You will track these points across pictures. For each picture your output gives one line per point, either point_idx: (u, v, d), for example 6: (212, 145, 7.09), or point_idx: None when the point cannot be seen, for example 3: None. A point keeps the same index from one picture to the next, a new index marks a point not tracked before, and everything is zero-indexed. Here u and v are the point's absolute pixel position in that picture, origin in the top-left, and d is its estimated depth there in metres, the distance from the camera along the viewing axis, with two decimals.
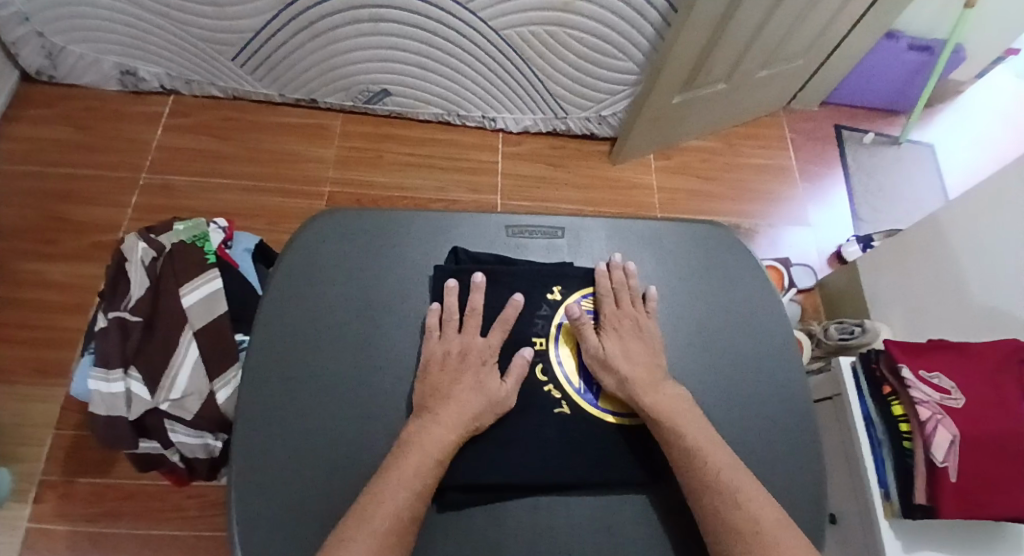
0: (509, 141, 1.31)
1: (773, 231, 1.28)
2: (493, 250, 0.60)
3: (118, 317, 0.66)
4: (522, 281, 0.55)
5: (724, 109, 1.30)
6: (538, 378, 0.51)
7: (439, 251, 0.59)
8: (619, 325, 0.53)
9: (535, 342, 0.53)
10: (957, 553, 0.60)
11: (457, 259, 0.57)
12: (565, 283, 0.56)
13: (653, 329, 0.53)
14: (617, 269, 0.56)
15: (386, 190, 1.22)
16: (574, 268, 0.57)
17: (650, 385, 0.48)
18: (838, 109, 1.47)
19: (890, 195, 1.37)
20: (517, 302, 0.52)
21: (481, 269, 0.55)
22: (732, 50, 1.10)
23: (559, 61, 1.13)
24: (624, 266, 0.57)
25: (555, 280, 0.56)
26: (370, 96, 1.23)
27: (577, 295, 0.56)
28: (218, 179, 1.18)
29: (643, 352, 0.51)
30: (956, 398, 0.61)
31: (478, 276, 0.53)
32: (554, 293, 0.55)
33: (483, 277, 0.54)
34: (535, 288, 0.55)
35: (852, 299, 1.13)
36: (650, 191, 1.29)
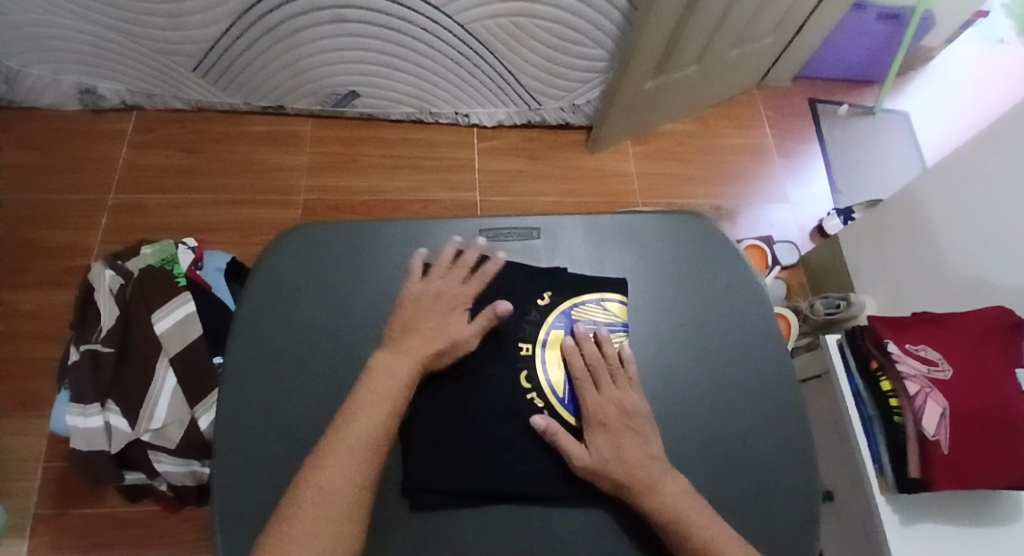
0: (484, 136, 1.29)
1: (754, 211, 1.28)
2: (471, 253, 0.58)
3: (90, 350, 0.64)
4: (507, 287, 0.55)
5: (698, 91, 1.28)
6: (522, 385, 0.49)
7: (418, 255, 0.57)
8: (607, 417, 0.46)
9: (522, 346, 0.51)
10: (951, 525, 0.62)
11: (451, 258, 0.57)
12: (555, 288, 0.55)
13: (642, 409, 0.47)
14: (587, 341, 0.51)
15: (363, 194, 1.20)
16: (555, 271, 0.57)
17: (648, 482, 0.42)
18: (812, 83, 1.47)
19: (866, 165, 1.37)
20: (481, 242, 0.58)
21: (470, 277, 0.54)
22: (701, 31, 1.10)
23: (529, 52, 1.11)
24: (594, 337, 0.51)
25: (545, 285, 0.55)
26: (338, 99, 1.21)
27: (566, 304, 0.54)
28: (189, 195, 1.15)
29: (636, 447, 0.44)
30: (943, 369, 0.61)
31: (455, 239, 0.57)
32: (544, 299, 0.54)
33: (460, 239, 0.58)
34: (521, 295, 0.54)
35: (835, 274, 1.13)
36: (629, 178, 1.28)
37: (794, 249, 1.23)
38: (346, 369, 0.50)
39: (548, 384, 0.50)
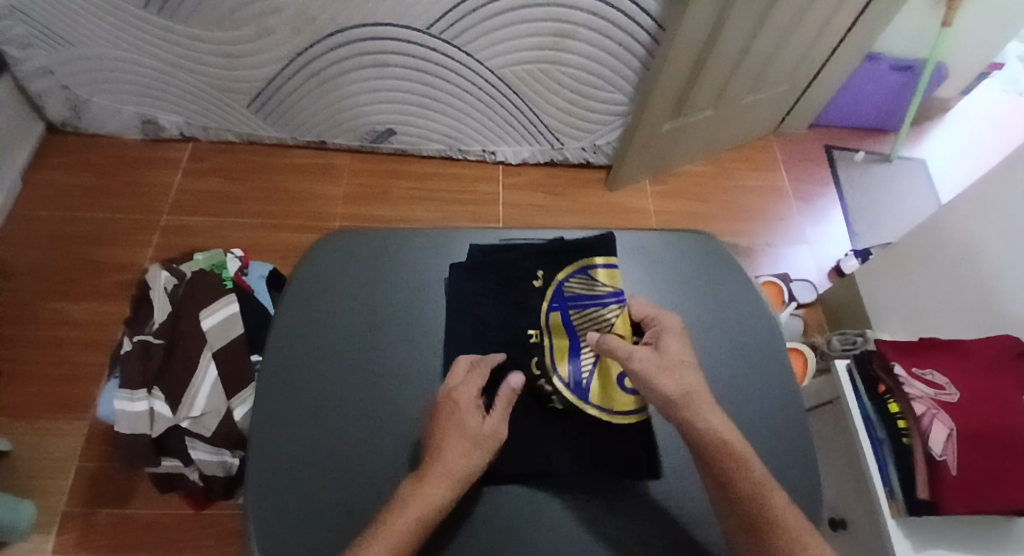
0: (509, 172, 1.37)
1: (772, 250, 1.31)
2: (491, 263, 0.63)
3: (142, 341, 0.70)
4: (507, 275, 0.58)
5: (715, 134, 1.35)
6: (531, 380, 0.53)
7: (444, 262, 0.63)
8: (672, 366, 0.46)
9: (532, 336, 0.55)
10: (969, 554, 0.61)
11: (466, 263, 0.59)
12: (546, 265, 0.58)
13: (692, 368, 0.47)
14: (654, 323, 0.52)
15: (394, 222, 1.28)
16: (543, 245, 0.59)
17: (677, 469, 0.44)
18: (827, 130, 1.51)
19: (884, 209, 1.39)
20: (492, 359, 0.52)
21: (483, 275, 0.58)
22: (716, 78, 1.17)
23: (553, 96, 1.20)
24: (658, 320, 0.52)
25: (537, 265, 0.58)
26: (376, 136, 1.30)
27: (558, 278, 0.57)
28: (234, 219, 1.25)
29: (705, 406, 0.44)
30: (951, 391, 0.62)
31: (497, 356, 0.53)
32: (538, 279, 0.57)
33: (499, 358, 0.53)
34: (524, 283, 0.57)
35: (852, 312, 1.14)
36: (647, 215, 1.33)
37: (812, 287, 1.24)
38: (374, 361, 0.55)
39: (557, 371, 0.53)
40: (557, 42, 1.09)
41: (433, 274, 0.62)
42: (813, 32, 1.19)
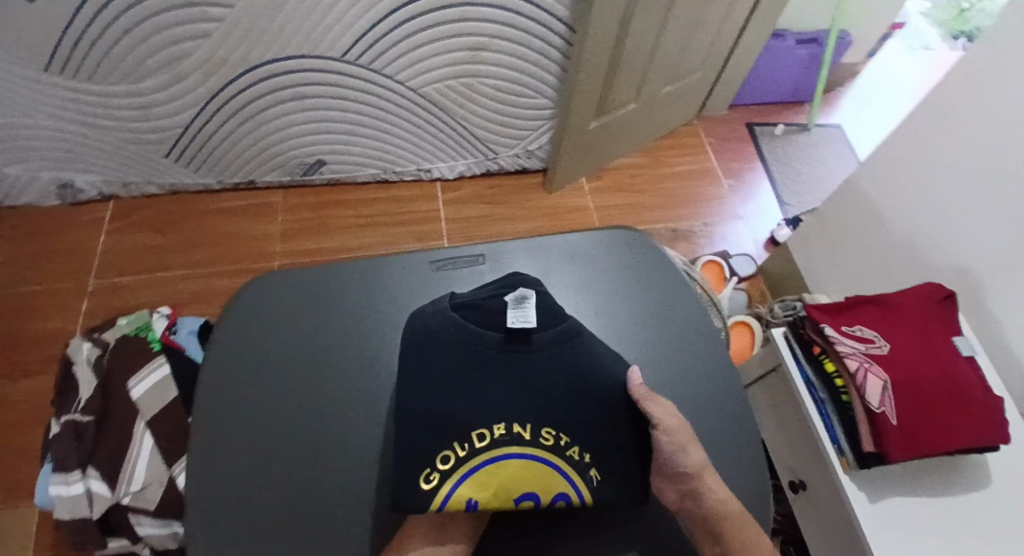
0: (447, 188, 1.36)
1: (710, 229, 1.35)
2: (420, 287, 0.63)
3: (70, 420, 0.68)
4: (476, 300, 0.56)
5: (642, 126, 1.38)
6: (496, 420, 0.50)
7: (376, 291, 0.62)
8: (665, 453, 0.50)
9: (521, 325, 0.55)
10: (927, 499, 0.64)
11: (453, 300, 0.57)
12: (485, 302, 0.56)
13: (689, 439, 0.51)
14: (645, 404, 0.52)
15: (336, 252, 1.25)
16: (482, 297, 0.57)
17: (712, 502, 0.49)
18: (747, 109, 1.57)
19: (809, 177, 1.45)
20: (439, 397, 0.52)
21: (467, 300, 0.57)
22: (633, 72, 1.20)
23: (478, 107, 1.21)
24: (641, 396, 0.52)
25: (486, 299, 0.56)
26: (305, 168, 1.28)
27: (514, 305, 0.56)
28: (168, 272, 1.20)
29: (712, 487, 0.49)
30: (881, 344, 0.66)
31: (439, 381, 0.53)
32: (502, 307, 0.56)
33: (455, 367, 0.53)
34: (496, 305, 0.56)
35: (790, 280, 1.19)
36: (588, 212, 1.35)
37: (751, 260, 1.28)
38: (316, 405, 0.54)
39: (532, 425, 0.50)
40: (474, 55, 1.10)
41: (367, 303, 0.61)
42: (718, 19, 1.24)
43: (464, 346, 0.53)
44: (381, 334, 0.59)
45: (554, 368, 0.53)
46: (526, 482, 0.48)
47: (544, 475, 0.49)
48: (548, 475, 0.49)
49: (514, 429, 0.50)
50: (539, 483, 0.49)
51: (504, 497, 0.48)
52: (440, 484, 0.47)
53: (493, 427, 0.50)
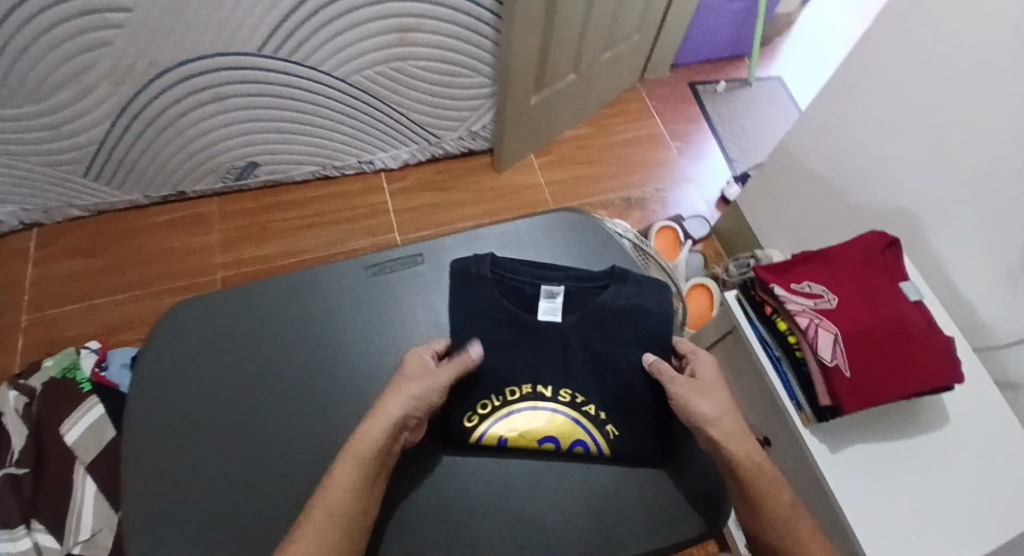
0: (393, 179, 1.32)
1: (663, 194, 1.35)
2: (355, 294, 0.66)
3: (6, 474, 0.72)
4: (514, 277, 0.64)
5: (585, 96, 1.36)
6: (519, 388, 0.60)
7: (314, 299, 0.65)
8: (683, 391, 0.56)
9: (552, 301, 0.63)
10: (883, 445, 0.67)
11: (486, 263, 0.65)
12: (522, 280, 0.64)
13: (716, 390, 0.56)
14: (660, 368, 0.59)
15: (282, 258, 1.20)
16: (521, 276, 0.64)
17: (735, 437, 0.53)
18: (688, 69, 1.56)
19: (754, 131, 1.46)
20: (469, 358, 0.57)
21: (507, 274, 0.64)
22: (569, 42, 1.17)
23: (414, 92, 1.16)
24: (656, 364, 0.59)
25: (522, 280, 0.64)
26: (239, 172, 1.21)
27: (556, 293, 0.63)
28: (105, 298, 1.13)
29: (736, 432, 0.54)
30: (830, 299, 0.68)
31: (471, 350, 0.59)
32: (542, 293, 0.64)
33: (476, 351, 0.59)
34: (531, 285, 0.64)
35: (742, 237, 1.21)
36: (540, 188, 1.34)
37: (704, 222, 1.28)
38: (265, 423, 0.56)
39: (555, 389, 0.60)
40: (402, 37, 1.04)
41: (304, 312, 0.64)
42: None
43: (498, 315, 0.62)
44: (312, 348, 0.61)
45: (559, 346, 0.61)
46: (547, 428, 0.58)
47: (564, 425, 0.58)
48: (570, 424, 0.58)
49: (539, 388, 0.60)
50: (560, 431, 0.58)
51: (529, 437, 0.58)
52: (475, 423, 0.58)
53: (522, 385, 0.60)
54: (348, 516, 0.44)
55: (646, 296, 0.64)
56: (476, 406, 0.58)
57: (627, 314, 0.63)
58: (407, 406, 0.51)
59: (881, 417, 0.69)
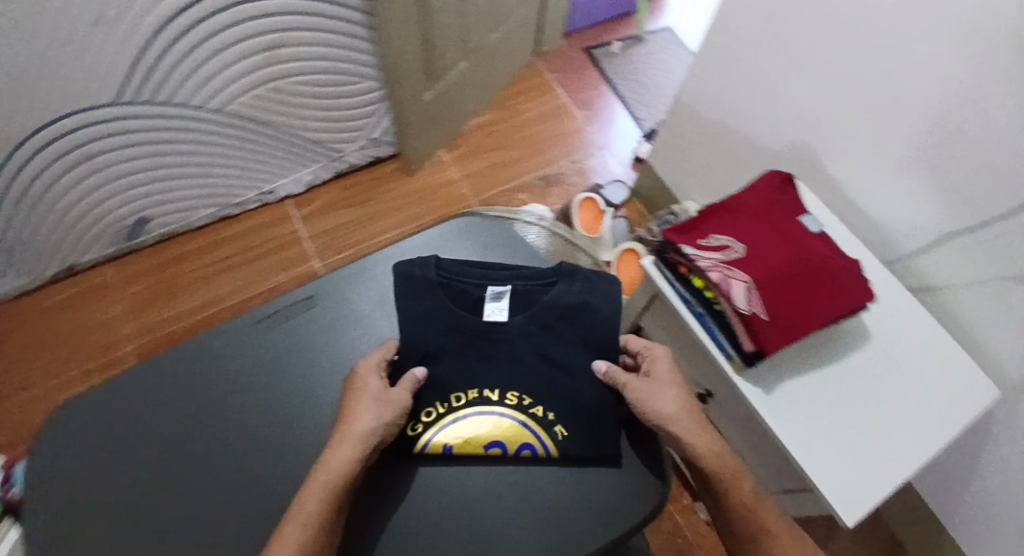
0: (301, 204, 1.26)
1: (579, 165, 1.35)
2: (284, 343, 0.64)
3: None
4: (456, 278, 0.63)
5: (482, 82, 1.33)
6: (459, 397, 0.59)
7: (214, 359, 0.63)
8: (644, 395, 0.57)
9: (491, 303, 0.63)
10: (812, 376, 0.70)
11: (437, 262, 0.64)
12: (464, 280, 0.64)
13: (675, 388, 0.58)
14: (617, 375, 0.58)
15: (199, 311, 1.14)
16: (466, 278, 0.64)
17: (693, 426, 0.56)
18: (580, 35, 1.55)
19: (655, 86, 1.47)
20: (416, 376, 0.58)
21: (452, 274, 0.63)
22: (451, 31, 1.13)
23: (300, 110, 1.10)
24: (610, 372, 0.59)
25: (466, 283, 0.63)
26: (131, 231, 1.13)
27: (494, 296, 0.63)
28: (14, 397, 1.04)
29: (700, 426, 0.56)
30: (737, 248, 0.69)
31: (420, 369, 0.59)
32: (487, 295, 0.63)
33: (422, 369, 0.59)
34: (475, 286, 0.64)
35: (660, 194, 1.23)
36: (456, 184, 1.31)
37: (623, 185, 1.29)
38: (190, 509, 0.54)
39: (499, 392, 0.60)
40: (272, 56, 0.98)
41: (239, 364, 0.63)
42: None
43: (429, 328, 0.61)
44: (214, 417, 0.59)
45: (482, 357, 0.61)
46: (493, 433, 0.58)
47: (511, 429, 0.58)
48: (518, 427, 0.58)
49: (484, 393, 0.60)
50: (507, 435, 0.58)
51: (475, 444, 0.58)
52: (421, 433, 0.58)
53: (467, 392, 0.60)
54: (316, 539, 0.46)
55: (594, 292, 0.63)
56: (420, 414, 0.59)
57: (576, 313, 0.62)
58: (371, 419, 0.53)
59: (806, 349, 0.72)
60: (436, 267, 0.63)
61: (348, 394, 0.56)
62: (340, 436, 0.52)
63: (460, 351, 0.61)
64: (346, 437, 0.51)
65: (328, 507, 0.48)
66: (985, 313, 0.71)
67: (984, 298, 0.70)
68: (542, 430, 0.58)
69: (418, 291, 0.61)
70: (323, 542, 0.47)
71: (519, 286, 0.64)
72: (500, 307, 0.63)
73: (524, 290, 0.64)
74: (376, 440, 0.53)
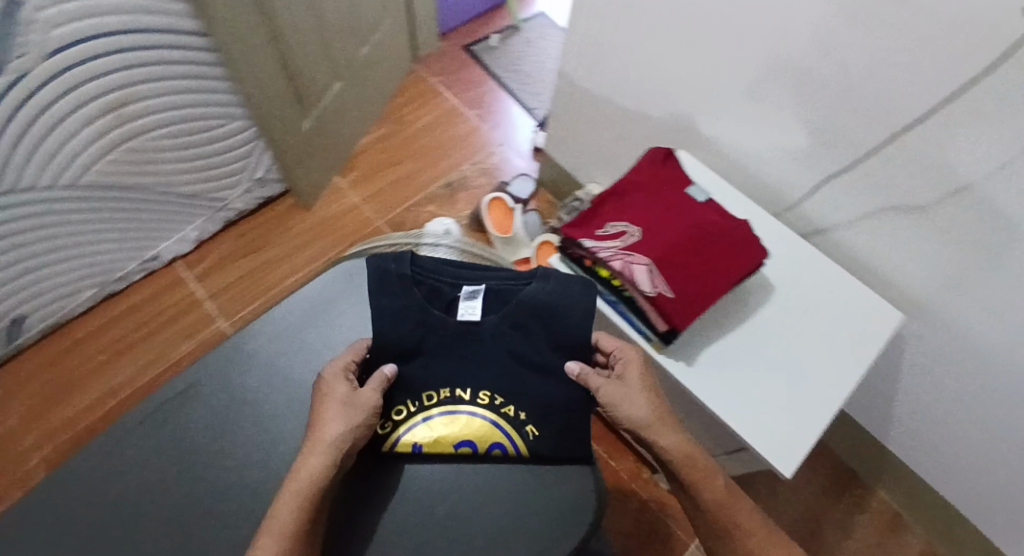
0: (192, 263, 1.18)
1: (481, 166, 1.33)
2: (176, 435, 0.63)
3: None
4: (432, 276, 0.61)
5: (362, 99, 1.27)
6: (431, 397, 0.59)
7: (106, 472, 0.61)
8: (617, 398, 0.57)
9: (465, 303, 0.61)
10: (729, 340, 0.71)
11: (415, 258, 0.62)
12: (440, 278, 0.61)
13: (646, 390, 0.58)
14: (593, 376, 0.57)
15: (105, 402, 1.05)
16: (444, 274, 0.62)
17: (664, 428, 0.57)
18: (456, 33, 1.51)
19: (540, 72, 1.46)
20: (387, 373, 0.58)
21: (429, 272, 0.61)
22: (313, 55, 1.06)
23: (166, 166, 1.00)
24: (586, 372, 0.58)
25: (443, 281, 0.61)
26: (4, 335, 1.02)
27: (470, 294, 0.61)
28: None
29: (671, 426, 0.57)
30: (633, 232, 0.69)
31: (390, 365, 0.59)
32: (461, 294, 0.61)
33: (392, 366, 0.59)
34: (451, 283, 0.62)
35: (565, 181, 1.23)
36: (359, 208, 1.26)
37: (528, 178, 1.28)
38: None
39: (473, 393, 0.59)
40: (118, 116, 0.87)
41: (157, 455, 0.62)
42: None
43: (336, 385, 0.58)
44: None
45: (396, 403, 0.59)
46: (463, 433, 0.59)
47: (482, 429, 0.58)
48: (487, 427, 0.58)
49: (456, 393, 0.59)
50: (477, 434, 0.59)
51: (444, 443, 0.59)
52: (392, 431, 0.59)
53: (439, 390, 0.59)
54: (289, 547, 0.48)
55: (571, 294, 0.60)
56: (391, 413, 0.59)
57: (534, 321, 0.59)
58: (338, 426, 0.53)
59: (719, 314, 0.73)
60: (411, 263, 0.61)
61: (315, 399, 0.56)
62: (311, 443, 0.53)
63: (444, 343, 0.60)
64: (315, 445, 0.52)
65: (300, 518, 0.49)
66: (872, 245, 0.74)
67: (866, 233, 0.74)
68: (510, 430, 0.59)
69: (394, 287, 0.59)
70: (299, 544, 0.49)
71: (494, 285, 0.62)
72: (474, 306, 0.61)
73: (500, 290, 0.61)
74: (347, 445, 0.53)
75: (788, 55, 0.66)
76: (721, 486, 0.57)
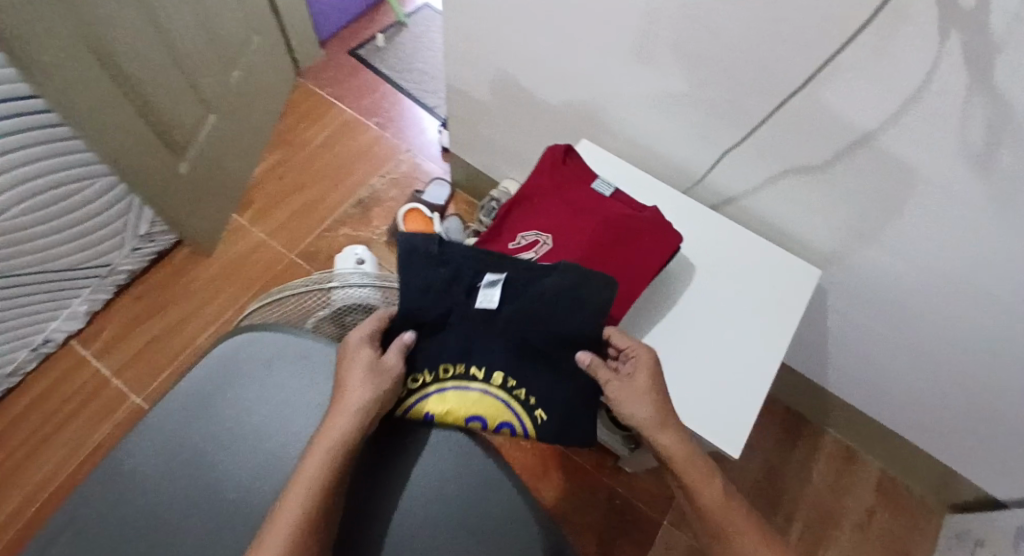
0: (88, 340, 1.07)
1: (391, 177, 1.25)
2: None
3: None
4: (458, 259, 0.57)
5: (244, 128, 1.17)
6: (446, 369, 0.55)
7: None
8: (620, 394, 0.53)
9: (489, 290, 0.56)
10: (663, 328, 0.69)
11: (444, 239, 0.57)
12: (464, 264, 0.57)
13: (653, 387, 0.54)
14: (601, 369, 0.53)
15: (19, 516, 0.93)
16: (469, 257, 0.57)
17: (663, 427, 0.52)
18: (338, 39, 1.42)
19: (434, 68, 1.39)
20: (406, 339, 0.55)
21: (456, 253, 0.57)
22: (175, 91, 0.96)
23: (31, 250, 0.87)
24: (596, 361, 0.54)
25: (467, 268, 0.57)
26: None
27: (495, 281, 0.56)
28: None
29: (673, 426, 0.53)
30: (545, 240, 0.66)
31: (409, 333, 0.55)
32: (486, 279, 0.57)
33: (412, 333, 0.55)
34: (474, 270, 0.57)
35: (480, 179, 1.18)
36: (266, 245, 1.17)
37: (442, 182, 1.22)
38: None
39: (491, 370, 0.55)
40: None
41: None
42: None
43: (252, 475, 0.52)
44: None
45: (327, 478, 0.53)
46: (473, 409, 0.54)
47: (495, 408, 0.54)
48: (500, 407, 0.54)
49: (472, 369, 0.55)
50: (490, 412, 0.54)
51: (454, 417, 0.54)
52: (405, 399, 0.55)
53: (455, 363, 0.55)
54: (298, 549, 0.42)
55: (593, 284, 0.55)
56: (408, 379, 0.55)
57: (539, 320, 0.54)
58: (364, 395, 0.49)
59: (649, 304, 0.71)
60: (436, 242, 0.57)
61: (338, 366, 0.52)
62: (333, 414, 0.49)
63: (467, 317, 0.56)
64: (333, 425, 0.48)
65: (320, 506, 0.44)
66: (783, 207, 0.74)
67: (773, 196, 0.74)
68: (518, 414, 0.54)
69: (415, 266, 0.55)
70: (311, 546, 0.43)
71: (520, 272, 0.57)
72: (496, 294, 0.56)
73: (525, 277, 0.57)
74: (372, 415, 0.50)
75: (667, 31, 0.63)
76: (723, 492, 0.51)
